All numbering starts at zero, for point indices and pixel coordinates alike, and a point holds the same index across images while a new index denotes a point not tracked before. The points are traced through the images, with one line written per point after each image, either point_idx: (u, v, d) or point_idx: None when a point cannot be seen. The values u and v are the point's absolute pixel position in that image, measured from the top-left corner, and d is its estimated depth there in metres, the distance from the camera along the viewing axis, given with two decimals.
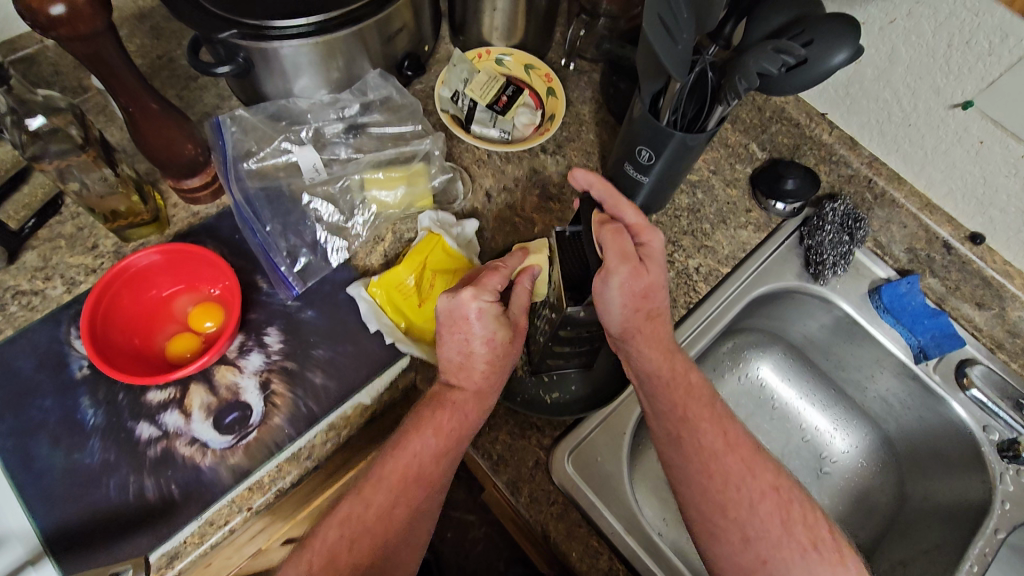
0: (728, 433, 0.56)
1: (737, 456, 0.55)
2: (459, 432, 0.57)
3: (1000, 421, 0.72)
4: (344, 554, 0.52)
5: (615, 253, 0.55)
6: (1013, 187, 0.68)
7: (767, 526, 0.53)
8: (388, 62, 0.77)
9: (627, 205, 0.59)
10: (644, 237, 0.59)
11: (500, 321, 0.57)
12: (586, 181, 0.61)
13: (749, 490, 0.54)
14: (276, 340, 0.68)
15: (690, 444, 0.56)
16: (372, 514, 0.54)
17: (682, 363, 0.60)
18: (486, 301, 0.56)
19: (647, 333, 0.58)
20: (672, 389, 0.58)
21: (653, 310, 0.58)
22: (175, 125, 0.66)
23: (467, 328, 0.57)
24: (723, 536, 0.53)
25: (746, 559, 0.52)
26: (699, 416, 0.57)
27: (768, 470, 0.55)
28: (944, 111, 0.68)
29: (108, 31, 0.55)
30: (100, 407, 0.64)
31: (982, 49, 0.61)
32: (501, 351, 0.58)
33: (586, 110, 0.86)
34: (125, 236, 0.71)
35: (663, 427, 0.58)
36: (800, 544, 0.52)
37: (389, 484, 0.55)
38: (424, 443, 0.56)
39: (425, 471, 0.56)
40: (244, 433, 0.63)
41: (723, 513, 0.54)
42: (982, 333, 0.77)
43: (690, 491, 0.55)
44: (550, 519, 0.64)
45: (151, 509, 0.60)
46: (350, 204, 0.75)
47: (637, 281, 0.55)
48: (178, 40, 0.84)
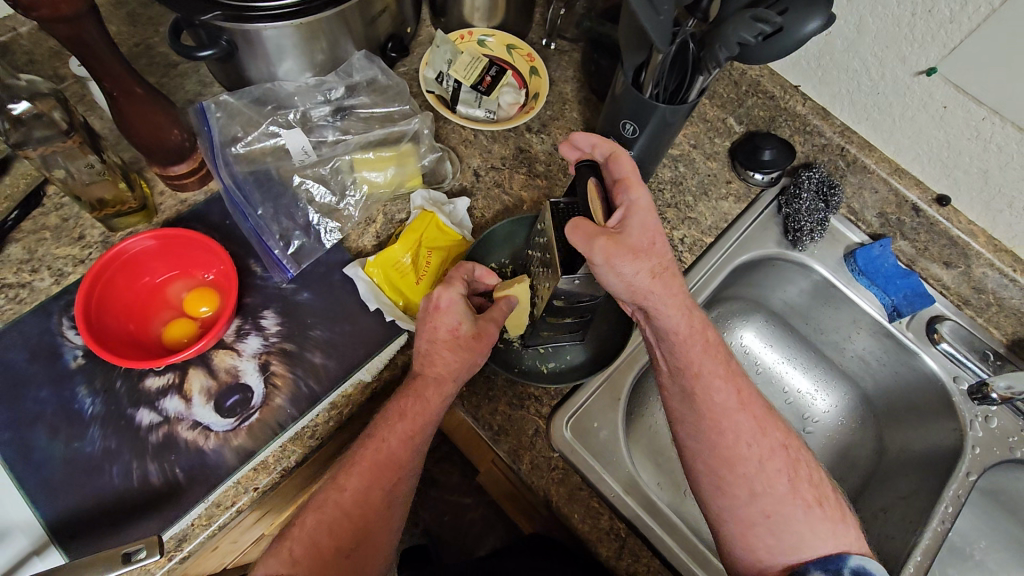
0: (741, 391, 0.59)
1: (749, 413, 0.58)
2: (426, 415, 0.58)
3: (968, 371, 0.77)
4: (325, 540, 0.54)
5: (588, 233, 0.53)
6: (975, 149, 0.71)
7: (773, 483, 0.56)
8: (372, 44, 0.77)
9: (624, 161, 0.59)
10: (633, 194, 0.57)
11: (467, 315, 0.59)
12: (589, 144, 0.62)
13: (758, 447, 0.57)
14: (272, 323, 0.68)
15: (702, 400, 0.58)
16: (348, 498, 0.55)
17: (700, 320, 0.60)
18: (456, 294, 0.60)
19: (660, 291, 0.57)
20: (692, 345, 0.59)
21: (658, 267, 0.57)
22: (160, 110, 0.66)
23: (436, 317, 0.59)
24: (730, 490, 0.56)
25: (750, 511, 0.55)
26: (713, 373, 0.58)
27: (778, 430, 0.58)
28: (909, 78, 0.71)
29: (91, 13, 0.54)
30: (98, 396, 0.63)
31: (944, 17, 0.64)
32: (465, 345, 0.59)
33: (569, 90, 0.88)
34: (112, 225, 0.71)
35: (677, 383, 0.59)
36: (805, 501, 0.55)
37: (361, 469, 0.56)
38: (392, 429, 0.57)
39: (396, 454, 0.56)
40: (246, 415, 0.63)
41: (731, 468, 0.56)
42: (949, 291, 0.82)
43: (695, 443, 0.58)
44: (552, 484, 0.67)
45: (156, 492, 0.60)
46: (341, 184, 0.76)
47: (620, 249, 0.53)
48: (154, 27, 0.83)
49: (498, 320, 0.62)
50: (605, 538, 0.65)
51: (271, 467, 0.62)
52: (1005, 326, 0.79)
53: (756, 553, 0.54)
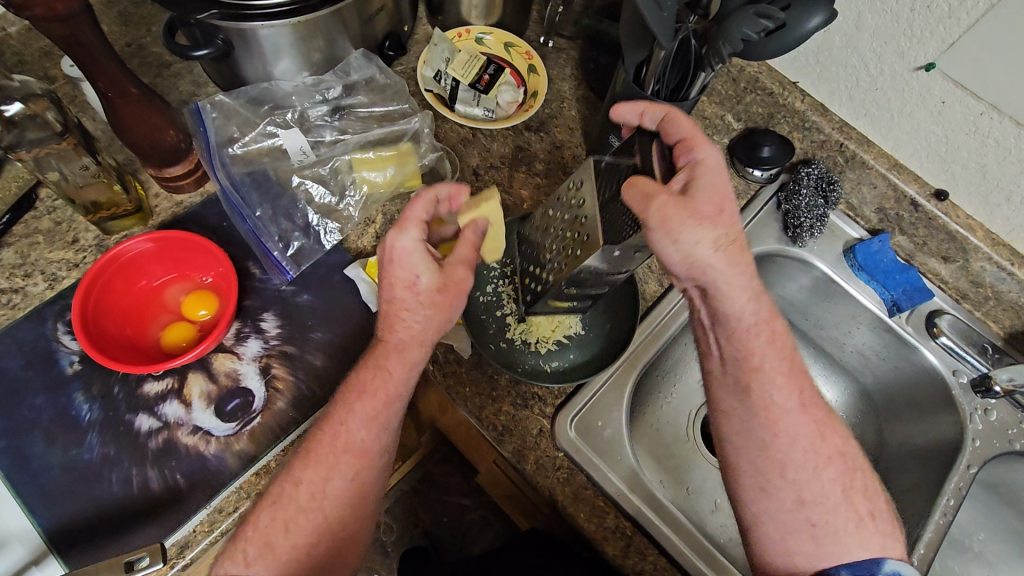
0: (803, 393, 0.56)
1: (810, 417, 0.56)
2: (388, 391, 0.54)
3: (968, 365, 0.77)
4: (280, 539, 0.52)
5: (642, 194, 0.49)
6: (973, 144, 0.71)
7: (825, 492, 0.54)
8: (369, 42, 0.77)
9: (682, 120, 0.57)
10: (699, 153, 0.55)
11: (427, 263, 0.54)
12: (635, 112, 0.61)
13: (814, 455, 0.55)
14: (273, 325, 0.67)
15: (759, 398, 0.56)
16: (302, 493, 0.53)
17: (768, 309, 0.57)
18: (411, 241, 0.54)
19: (725, 267, 0.53)
20: (756, 337, 0.56)
21: (724, 238, 0.53)
22: (156, 111, 0.65)
23: (393, 270, 0.54)
24: (776, 495, 0.55)
25: (795, 518, 0.54)
26: (776, 370, 0.56)
27: (836, 436, 0.57)
28: (908, 74, 0.71)
29: (85, 12, 0.53)
30: (95, 402, 0.62)
31: (942, 12, 0.64)
32: (429, 299, 0.54)
33: (567, 87, 0.87)
34: (106, 228, 0.69)
35: (734, 376, 0.57)
36: (857, 514, 0.54)
37: (317, 460, 0.53)
38: (351, 411, 0.54)
39: (357, 440, 0.54)
40: (247, 419, 0.63)
41: (781, 474, 0.55)
42: (948, 286, 0.81)
43: (743, 443, 0.56)
44: (557, 484, 0.66)
45: (157, 499, 0.59)
46: (341, 184, 0.74)
47: (678, 211, 0.50)
48: (147, 26, 0.82)
49: (468, 260, 0.56)
50: (611, 536, 0.65)
51: (273, 471, 0.62)
52: (1003, 320, 0.79)
53: (793, 561, 0.53)
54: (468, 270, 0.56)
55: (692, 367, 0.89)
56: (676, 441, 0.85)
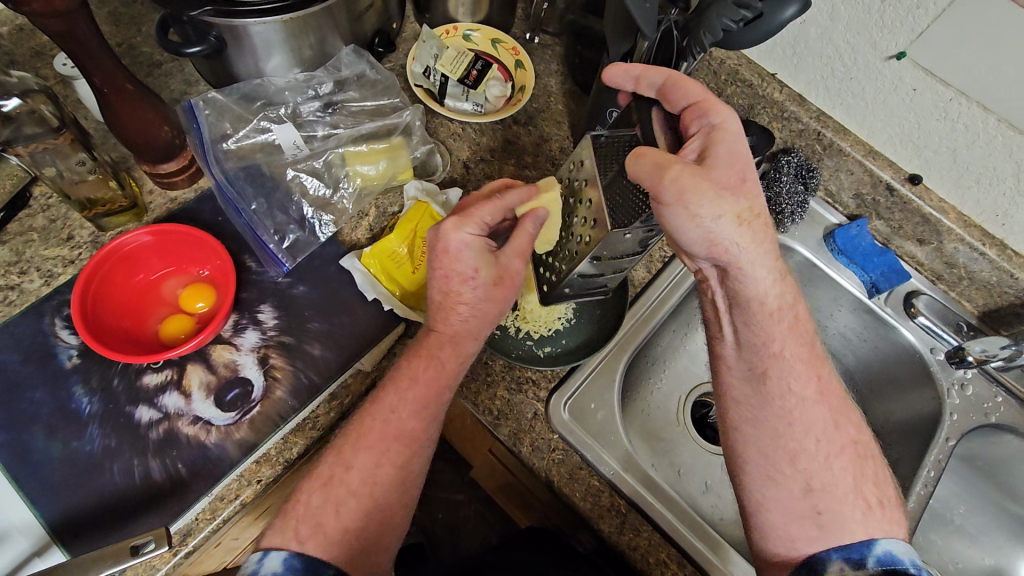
0: (820, 379, 0.59)
1: (825, 405, 0.59)
2: (438, 382, 0.58)
3: (945, 342, 0.81)
4: (331, 522, 0.52)
5: (654, 165, 0.51)
6: (944, 130, 0.74)
7: (835, 480, 0.56)
8: (359, 39, 0.78)
9: (691, 83, 0.56)
10: (716, 116, 0.56)
11: (483, 260, 0.58)
12: (630, 75, 0.59)
13: (826, 444, 0.57)
14: (270, 317, 0.68)
15: (776, 385, 0.59)
16: (355, 478, 0.54)
17: (792, 294, 0.60)
18: (472, 235, 0.57)
19: (748, 244, 0.55)
20: (778, 323, 0.59)
21: (745, 213, 0.55)
22: (150, 107, 0.65)
23: (452, 261, 0.57)
24: (784, 481, 0.57)
25: (803, 505, 0.56)
26: (795, 356, 0.59)
27: (851, 425, 0.59)
28: (880, 63, 0.74)
29: (82, 8, 0.54)
30: (95, 395, 0.63)
31: (911, 3, 0.67)
32: (487, 296, 0.59)
33: (553, 82, 0.89)
34: (101, 225, 0.70)
35: (752, 362, 0.60)
36: (865, 503, 0.55)
37: (370, 444, 0.55)
38: (402, 398, 0.57)
39: (408, 427, 0.56)
40: (247, 408, 0.64)
41: (791, 462, 0.57)
42: (925, 267, 0.86)
43: (756, 430, 0.59)
44: (552, 465, 0.68)
45: (159, 489, 0.60)
46: (335, 177, 0.76)
47: (697, 185, 0.52)
48: (137, 26, 0.82)
49: (523, 252, 0.60)
50: (605, 515, 0.66)
51: (274, 459, 0.63)
52: (976, 299, 0.83)
53: (794, 545, 0.55)
54: (522, 260, 0.60)
55: (680, 352, 0.92)
56: (668, 425, 0.88)
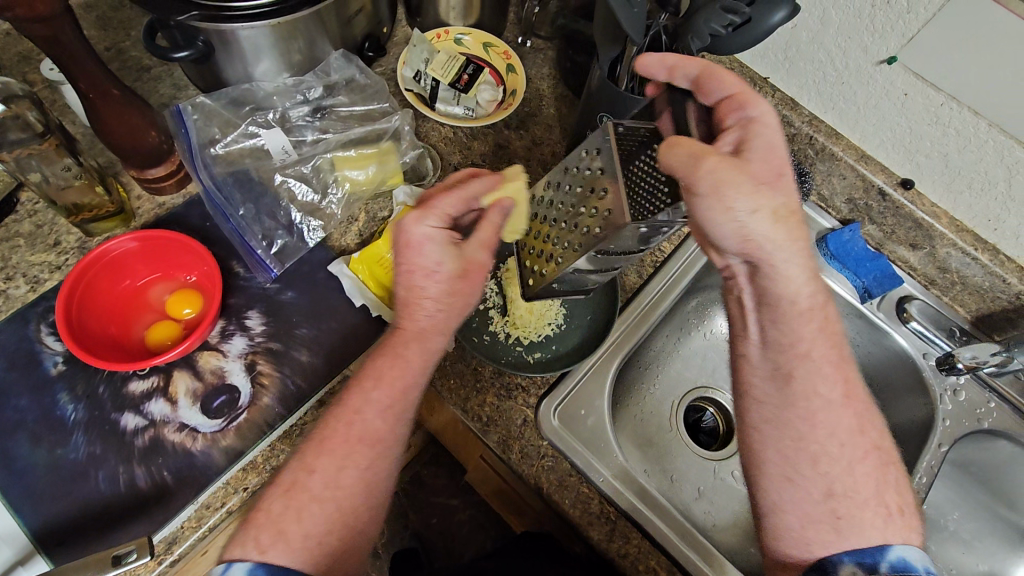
0: (847, 382, 0.58)
1: (851, 410, 0.57)
2: (403, 380, 0.56)
3: (937, 347, 0.80)
4: (293, 527, 0.50)
5: (690, 155, 0.50)
6: (935, 134, 0.74)
7: (857, 485, 0.55)
8: (349, 43, 0.78)
9: (725, 75, 0.56)
10: (753, 110, 0.55)
11: (447, 252, 0.55)
12: (664, 64, 0.58)
13: (850, 449, 0.56)
14: (257, 323, 0.68)
15: (800, 386, 0.57)
16: (317, 483, 0.52)
17: (822, 297, 0.58)
18: (433, 227, 0.55)
19: (781, 241, 0.54)
20: (808, 322, 0.57)
21: (781, 209, 0.54)
22: (137, 112, 0.65)
23: (414, 255, 0.55)
24: (805, 485, 0.56)
25: (825, 510, 0.55)
26: (823, 356, 0.57)
27: (873, 430, 0.58)
28: (871, 67, 0.74)
29: (66, 13, 0.53)
30: (80, 402, 0.62)
31: (901, 7, 0.67)
32: (450, 289, 0.56)
33: (545, 86, 0.89)
34: (89, 230, 0.70)
35: (775, 361, 0.58)
36: (885, 510, 0.54)
37: (332, 448, 0.53)
38: (367, 397, 0.55)
39: (372, 426, 0.54)
40: (234, 415, 0.63)
41: (813, 465, 0.56)
42: (917, 272, 0.85)
43: (776, 431, 0.58)
44: (541, 472, 0.67)
45: (144, 497, 0.59)
46: (323, 182, 0.75)
47: (733, 176, 0.51)
48: (126, 31, 0.82)
49: (489, 243, 0.58)
50: (595, 522, 0.66)
51: (261, 466, 0.62)
52: (968, 304, 0.83)
53: (811, 549, 0.54)
54: (489, 252, 0.58)
55: (674, 357, 0.92)
56: (660, 431, 0.87)
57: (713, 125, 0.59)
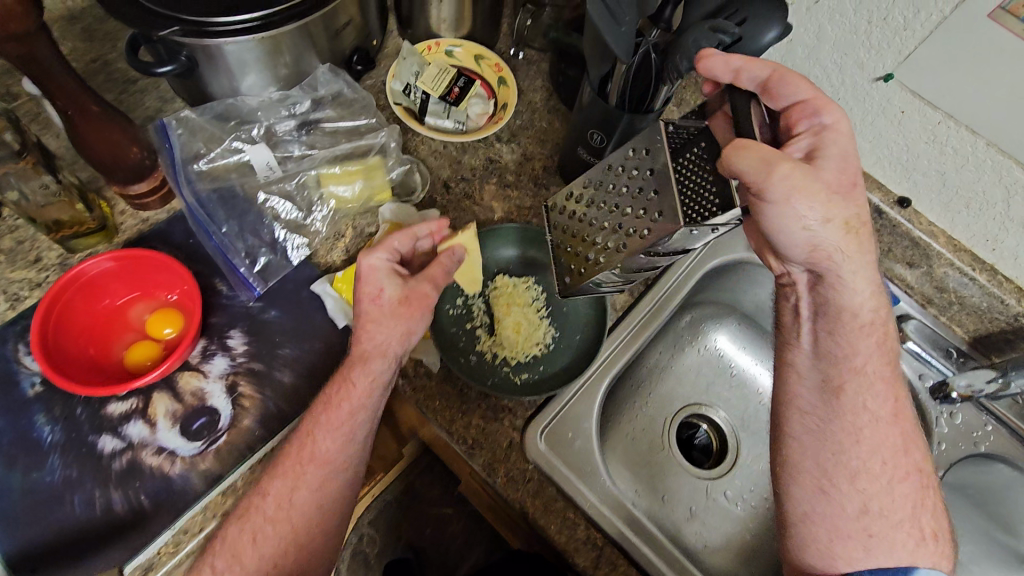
0: (897, 402, 0.58)
1: (898, 428, 0.57)
2: (350, 405, 0.56)
3: (933, 369, 0.79)
4: (248, 550, 0.54)
5: (764, 160, 0.49)
6: (933, 153, 0.73)
7: (894, 505, 0.55)
8: (337, 57, 0.76)
9: (797, 80, 0.56)
10: (826, 115, 0.56)
11: (391, 280, 0.56)
12: (731, 67, 0.55)
13: (892, 467, 0.56)
14: (240, 342, 0.67)
15: (849, 401, 0.57)
16: (268, 505, 0.55)
17: (884, 308, 0.58)
18: (381, 258, 0.57)
19: (849, 252, 0.55)
20: (866, 338, 0.58)
21: (852, 219, 0.55)
22: (119, 129, 0.64)
23: (363, 283, 0.57)
24: (838, 500, 0.56)
25: (855, 525, 0.55)
26: (877, 373, 0.57)
27: (918, 453, 0.57)
28: (868, 84, 0.73)
29: (42, 31, 0.52)
30: (57, 424, 0.61)
31: (898, 24, 0.65)
32: (391, 313, 0.56)
33: (538, 99, 0.88)
34: (70, 247, 0.69)
35: (828, 372, 0.58)
36: (920, 532, 0.54)
37: (284, 471, 0.56)
38: (318, 422, 0.57)
39: (322, 451, 0.56)
40: (213, 437, 0.62)
41: (850, 480, 0.56)
42: (914, 291, 0.83)
43: (818, 441, 0.58)
44: (526, 497, 0.66)
45: (121, 522, 0.58)
46: (308, 200, 0.74)
47: (806, 180, 0.52)
48: (112, 43, 0.81)
49: (434, 276, 0.58)
50: (581, 548, 0.65)
51: (240, 490, 0.61)
52: (967, 324, 0.81)
53: (835, 562, 0.54)
54: (435, 285, 0.58)
55: (668, 373, 0.90)
56: (652, 449, 0.86)
57: (778, 129, 0.60)
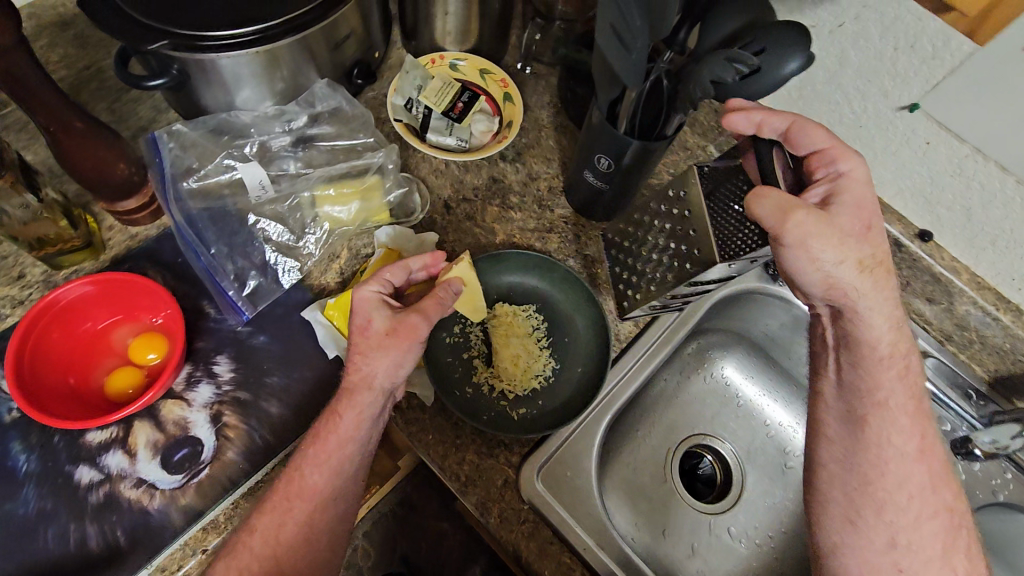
0: (924, 437, 0.55)
1: (924, 464, 0.55)
2: (335, 437, 0.53)
3: (951, 412, 0.73)
4: None
5: (779, 209, 0.49)
6: (958, 187, 0.70)
7: (923, 541, 0.53)
8: (337, 71, 0.73)
9: (816, 130, 0.54)
10: (844, 164, 0.54)
11: (380, 310, 0.53)
12: (753, 121, 0.55)
13: (920, 503, 0.54)
14: (226, 369, 0.64)
15: (874, 432, 0.55)
16: (256, 541, 0.52)
17: (905, 341, 0.57)
18: (373, 289, 0.55)
19: (867, 289, 0.54)
20: (888, 371, 0.56)
21: (869, 259, 0.53)
22: (104, 145, 0.62)
23: (355, 315, 0.55)
24: (868, 533, 0.54)
25: (884, 560, 0.53)
26: (901, 408, 0.55)
27: (950, 490, 0.54)
28: (891, 113, 0.70)
29: (20, 46, 0.50)
30: (33, 452, 0.59)
31: (926, 53, 0.64)
32: (378, 344, 0.52)
33: (545, 116, 0.84)
34: (54, 264, 0.66)
35: (851, 404, 0.57)
36: (956, 572, 0.51)
37: (272, 506, 0.53)
38: (305, 455, 0.54)
39: (310, 484, 0.53)
40: (195, 470, 0.59)
41: (877, 513, 0.54)
42: (932, 326, 0.75)
43: (845, 471, 0.56)
44: (520, 539, 0.63)
45: (96, 558, 0.56)
46: (301, 222, 0.71)
47: (824, 228, 0.51)
48: (105, 50, 0.79)
49: (426, 306, 0.54)
50: None
51: (221, 526, 0.59)
52: None
53: None
54: (426, 316, 0.53)
55: (672, 403, 0.87)
56: (654, 483, 0.82)
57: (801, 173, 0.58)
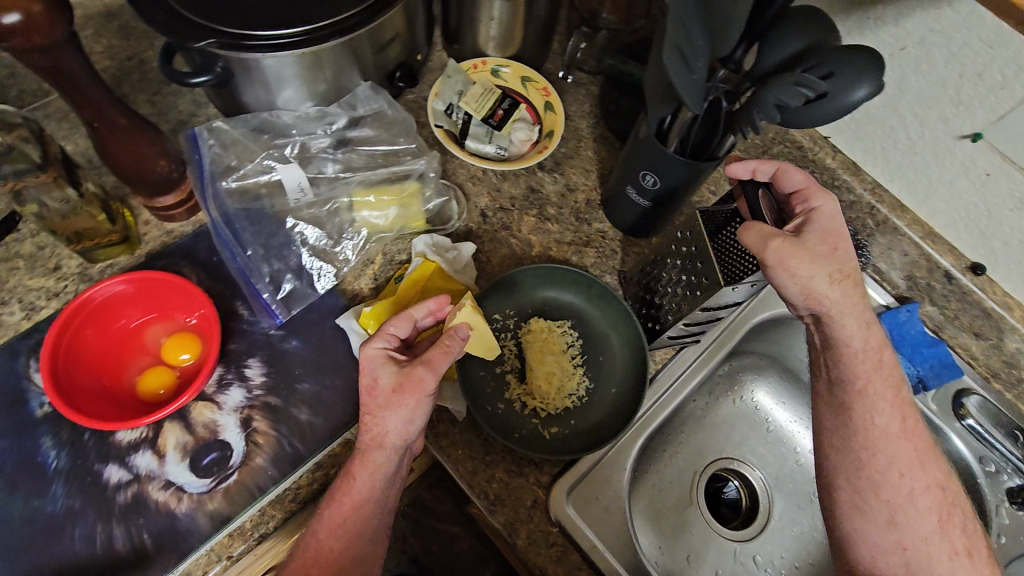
0: (907, 421, 0.54)
1: (910, 442, 0.53)
2: (348, 499, 0.52)
3: (997, 452, 0.70)
4: None
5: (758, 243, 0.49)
6: (1017, 221, 0.67)
7: (919, 519, 0.52)
8: (380, 73, 0.72)
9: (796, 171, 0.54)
10: (816, 201, 0.53)
11: (386, 368, 0.52)
12: (751, 170, 0.56)
13: (912, 481, 0.53)
14: (257, 373, 0.64)
15: (860, 418, 0.53)
16: None
17: (878, 337, 0.54)
18: (378, 346, 0.54)
19: (840, 299, 0.51)
20: (862, 363, 0.53)
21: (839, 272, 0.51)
22: (146, 141, 0.61)
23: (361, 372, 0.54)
24: (869, 515, 0.53)
25: (886, 539, 0.52)
26: (881, 394, 0.53)
27: (939, 469, 0.54)
28: (951, 141, 0.67)
29: (69, 41, 0.49)
30: (63, 449, 0.58)
31: (994, 81, 0.60)
32: (386, 402, 0.51)
33: (585, 126, 0.83)
34: (91, 257, 0.66)
35: (833, 393, 0.55)
36: (952, 548, 0.51)
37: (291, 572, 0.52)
38: (318, 520, 0.53)
39: (324, 548, 0.52)
40: (222, 476, 0.59)
41: (874, 493, 0.53)
42: (977, 362, 0.73)
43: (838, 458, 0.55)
44: (548, 562, 0.62)
45: (122, 559, 0.55)
46: (338, 227, 0.71)
47: (799, 251, 0.49)
48: (148, 41, 0.78)
49: (434, 359, 0.52)
50: None
51: (248, 533, 0.58)
52: None
53: None
54: (433, 369, 0.52)
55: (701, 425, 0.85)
56: (679, 506, 0.80)
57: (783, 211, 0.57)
